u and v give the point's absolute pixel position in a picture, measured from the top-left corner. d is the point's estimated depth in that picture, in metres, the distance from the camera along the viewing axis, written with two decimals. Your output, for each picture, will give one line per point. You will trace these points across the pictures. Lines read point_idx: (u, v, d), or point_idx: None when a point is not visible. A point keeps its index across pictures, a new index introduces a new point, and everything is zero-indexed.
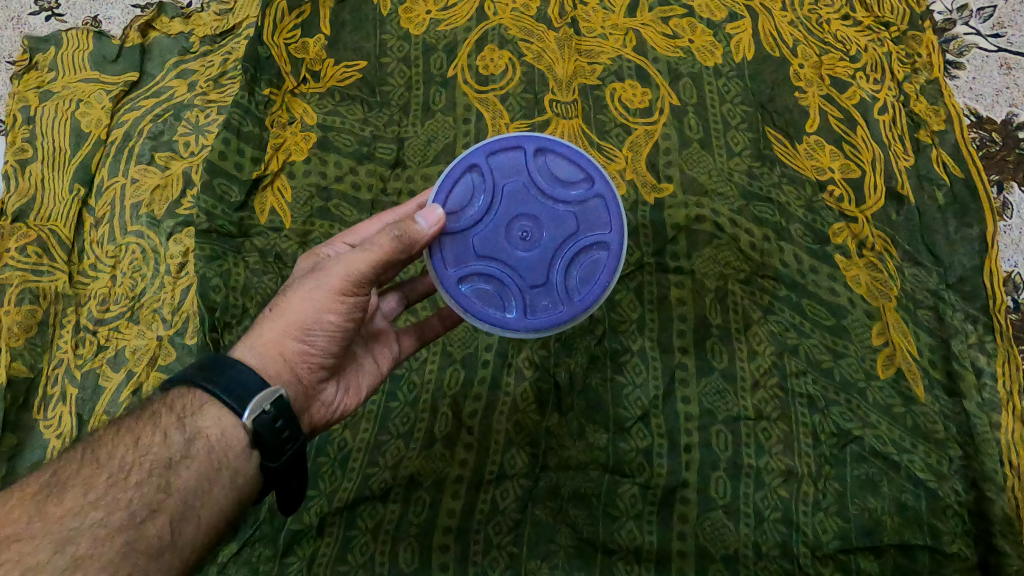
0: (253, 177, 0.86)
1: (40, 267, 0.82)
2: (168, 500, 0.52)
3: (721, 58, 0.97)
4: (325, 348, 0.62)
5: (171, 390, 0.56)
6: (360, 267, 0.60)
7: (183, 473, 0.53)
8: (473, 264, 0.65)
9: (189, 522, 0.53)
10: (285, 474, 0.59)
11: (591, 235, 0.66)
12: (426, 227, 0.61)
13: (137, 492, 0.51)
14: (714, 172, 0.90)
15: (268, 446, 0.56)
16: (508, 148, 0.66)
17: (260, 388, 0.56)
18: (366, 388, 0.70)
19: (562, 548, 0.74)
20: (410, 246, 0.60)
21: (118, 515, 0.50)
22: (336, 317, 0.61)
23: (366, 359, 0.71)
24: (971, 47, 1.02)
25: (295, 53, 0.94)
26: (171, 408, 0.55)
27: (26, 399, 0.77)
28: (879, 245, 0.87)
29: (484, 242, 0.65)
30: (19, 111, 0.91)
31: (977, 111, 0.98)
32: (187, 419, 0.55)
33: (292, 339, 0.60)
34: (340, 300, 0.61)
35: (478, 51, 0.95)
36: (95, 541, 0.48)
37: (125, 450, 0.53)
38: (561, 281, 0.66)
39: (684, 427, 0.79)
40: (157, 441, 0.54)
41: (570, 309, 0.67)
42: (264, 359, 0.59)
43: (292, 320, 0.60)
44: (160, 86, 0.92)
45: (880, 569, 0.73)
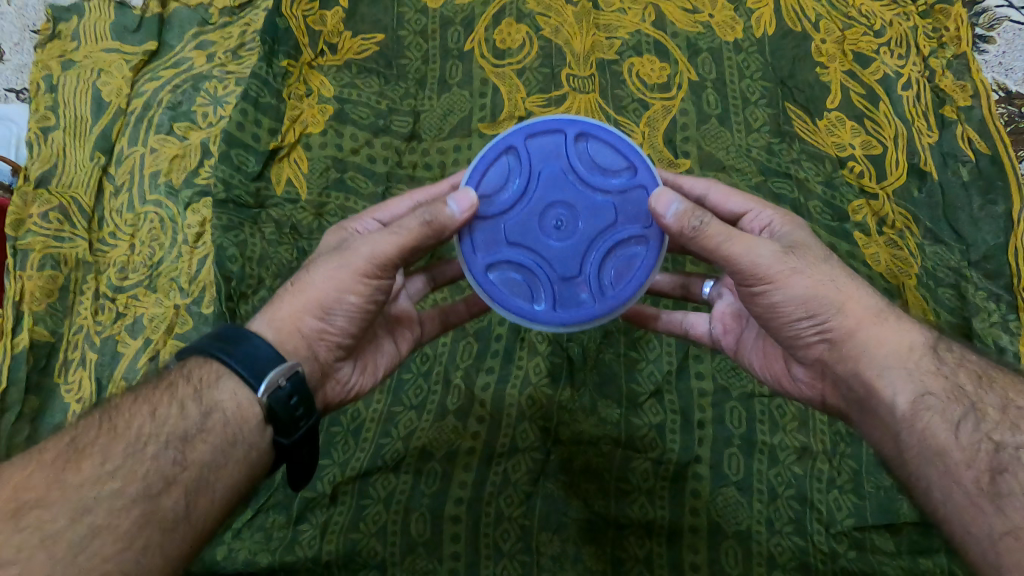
0: (270, 148, 0.86)
1: (61, 234, 0.82)
2: (183, 474, 0.50)
3: (742, 33, 0.96)
4: (345, 329, 0.59)
5: (188, 360, 0.55)
6: (386, 247, 0.57)
7: (199, 446, 0.51)
8: (504, 250, 0.61)
9: (203, 497, 0.50)
10: (296, 452, 0.56)
11: (630, 229, 0.60)
12: (457, 212, 0.57)
13: (154, 463, 0.49)
14: (732, 148, 0.89)
15: (282, 423, 0.54)
16: (550, 131, 0.62)
17: (275, 360, 0.54)
18: (382, 369, 0.68)
19: (573, 521, 0.74)
20: (438, 231, 0.57)
21: (135, 487, 0.48)
22: (357, 298, 0.58)
23: (386, 342, 0.68)
24: (1002, 21, 1.05)
25: (312, 25, 0.94)
26: (189, 378, 0.54)
27: (46, 363, 0.78)
28: (899, 221, 0.85)
29: (516, 228, 0.61)
30: (42, 79, 0.91)
31: (1006, 86, 1.01)
32: (204, 391, 0.53)
33: (311, 316, 0.58)
34: (364, 281, 0.57)
35: (496, 25, 0.95)
36: (112, 512, 0.46)
37: (142, 421, 0.51)
38: (595, 275, 0.61)
39: (697, 403, 0.79)
40: (174, 413, 0.52)
41: (602, 305, 0.61)
42: (280, 334, 0.57)
43: (312, 297, 0.58)
44: (179, 57, 0.93)
45: (896, 547, 0.72)
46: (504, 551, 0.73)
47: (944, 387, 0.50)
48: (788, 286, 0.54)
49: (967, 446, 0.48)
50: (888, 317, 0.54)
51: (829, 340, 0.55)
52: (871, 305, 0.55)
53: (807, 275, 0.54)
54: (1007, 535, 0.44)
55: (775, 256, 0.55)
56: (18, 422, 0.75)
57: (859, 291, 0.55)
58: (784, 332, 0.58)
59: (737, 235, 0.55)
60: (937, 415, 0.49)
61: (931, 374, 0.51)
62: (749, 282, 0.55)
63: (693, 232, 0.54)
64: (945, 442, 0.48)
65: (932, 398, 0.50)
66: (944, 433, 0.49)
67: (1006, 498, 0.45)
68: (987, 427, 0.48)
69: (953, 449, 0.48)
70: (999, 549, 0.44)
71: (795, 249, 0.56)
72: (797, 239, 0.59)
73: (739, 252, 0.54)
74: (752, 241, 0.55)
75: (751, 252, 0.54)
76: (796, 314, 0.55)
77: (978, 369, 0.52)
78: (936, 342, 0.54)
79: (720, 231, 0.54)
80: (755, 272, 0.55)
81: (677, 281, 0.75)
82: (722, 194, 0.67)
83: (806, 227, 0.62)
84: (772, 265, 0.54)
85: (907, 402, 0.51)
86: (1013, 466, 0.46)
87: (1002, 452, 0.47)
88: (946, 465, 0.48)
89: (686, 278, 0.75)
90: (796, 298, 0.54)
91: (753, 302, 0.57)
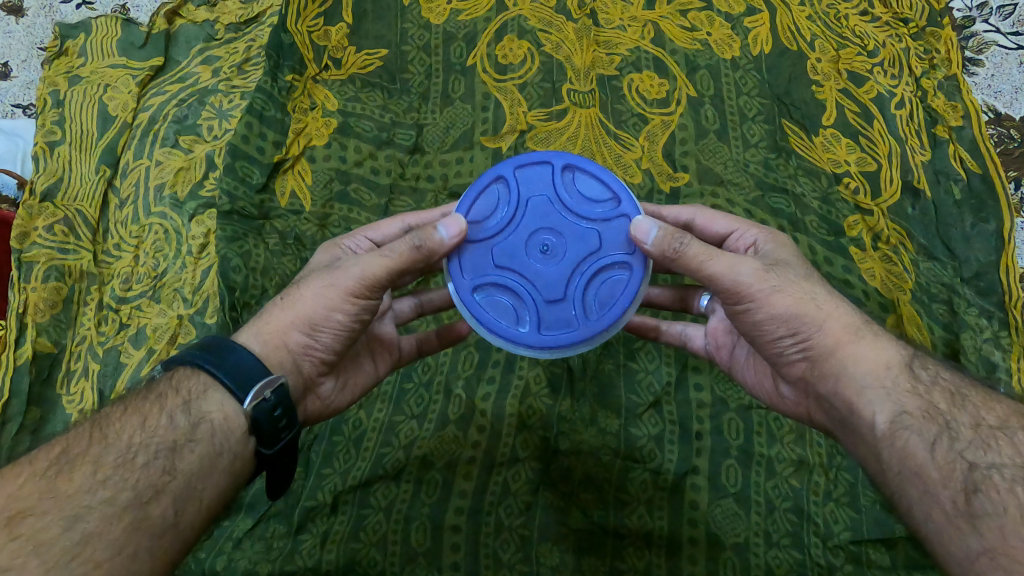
0: (275, 160, 0.87)
1: (66, 246, 0.83)
2: (172, 483, 0.50)
3: (740, 51, 0.97)
4: (331, 346, 0.60)
5: (177, 370, 0.56)
6: (375, 273, 0.58)
7: (188, 456, 0.51)
8: (489, 273, 0.61)
9: (190, 504, 0.51)
10: (277, 462, 0.58)
11: (613, 254, 0.61)
12: (446, 236, 0.58)
13: (144, 472, 0.49)
14: (730, 162, 0.90)
15: (264, 433, 0.55)
16: (537, 163, 0.63)
17: (261, 374, 0.55)
18: (361, 387, 0.69)
19: (573, 532, 0.74)
20: (425, 255, 0.58)
21: (126, 495, 0.48)
22: (344, 317, 0.59)
23: (369, 360, 0.70)
24: (991, 44, 1.07)
25: (317, 41, 0.96)
26: (177, 390, 0.54)
27: (49, 374, 0.78)
28: (894, 237, 0.86)
29: (504, 251, 0.61)
30: (49, 94, 0.92)
31: (996, 107, 1.03)
32: (193, 402, 0.54)
33: (299, 331, 0.59)
34: (351, 300, 0.58)
35: (497, 42, 0.96)
36: (103, 519, 0.46)
37: (132, 431, 0.52)
38: (579, 297, 0.60)
39: (695, 414, 0.80)
40: (163, 423, 0.52)
41: (586, 329, 0.60)
42: (267, 346, 0.58)
43: (300, 315, 0.59)
44: (185, 72, 0.94)
45: (891, 561, 0.73)
46: (504, 562, 0.73)
47: (919, 406, 0.51)
48: (770, 304, 0.56)
49: (942, 466, 0.48)
50: (867, 334, 0.55)
51: (811, 357, 0.56)
52: (850, 321, 0.56)
53: (788, 293, 0.56)
54: (984, 555, 0.43)
55: (756, 273, 0.56)
56: (21, 433, 0.75)
57: (839, 309, 0.56)
58: (769, 349, 0.60)
59: (717, 254, 0.56)
60: (915, 434, 0.50)
61: (908, 393, 0.52)
62: (733, 299, 0.57)
63: (674, 253, 0.56)
64: (922, 462, 0.48)
65: (908, 417, 0.51)
66: (921, 451, 0.49)
67: (981, 517, 0.45)
68: (960, 447, 0.48)
69: (930, 468, 0.48)
70: (976, 570, 0.44)
71: (775, 267, 0.58)
72: (780, 257, 0.61)
73: (720, 270, 0.56)
74: (734, 259, 0.56)
75: (733, 270, 0.56)
76: (779, 331, 0.56)
77: (952, 387, 0.53)
78: (913, 360, 0.54)
79: (701, 250, 0.55)
80: (738, 290, 0.56)
81: (676, 294, 0.76)
82: (710, 215, 0.69)
83: (792, 246, 0.64)
84: (753, 283, 0.56)
85: (886, 421, 0.51)
86: (986, 487, 0.46)
87: (976, 470, 0.47)
88: (924, 484, 0.48)
89: (685, 289, 0.76)
90: (778, 315, 0.56)
91: (738, 319, 0.59)
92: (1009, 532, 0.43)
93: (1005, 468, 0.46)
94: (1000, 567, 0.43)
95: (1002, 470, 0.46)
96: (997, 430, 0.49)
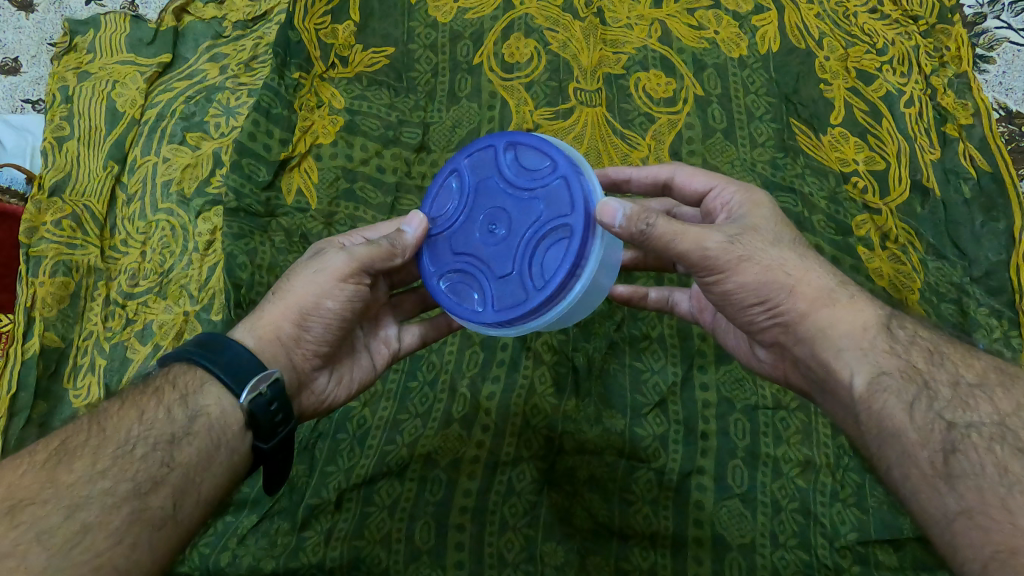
0: (281, 158, 0.87)
1: (73, 241, 0.83)
2: (170, 475, 0.50)
3: (747, 49, 0.97)
4: (322, 336, 0.61)
5: (173, 366, 0.56)
6: (360, 258, 0.59)
7: (186, 449, 0.52)
8: (450, 263, 0.60)
9: (188, 497, 0.51)
10: (274, 456, 0.58)
11: (559, 217, 0.56)
12: (410, 233, 0.60)
13: (143, 464, 0.49)
14: (737, 161, 0.89)
15: (261, 428, 0.55)
16: (482, 148, 0.61)
17: (257, 370, 0.55)
18: (357, 382, 0.68)
19: (578, 531, 0.74)
20: (400, 258, 0.60)
21: (125, 486, 0.48)
22: (334, 304, 0.60)
23: (365, 353, 0.69)
24: (1002, 41, 1.06)
25: (324, 38, 0.96)
26: (174, 384, 0.54)
27: (56, 368, 0.78)
28: (902, 237, 0.86)
29: (459, 239, 0.60)
30: (58, 90, 0.93)
31: (1006, 105, 1.02)
32: (190, 396, 0.54)
33: (290, 322, 0.60)
34: (340, 286, 0.60)
35: (504, 40, 0.96)
36: (103, 510, 0.46)
37: (130, 424, 0.52)
38: (526, 266, 0.56)
39: (701, 414, 0.80)
40: (161, 417, 0.52)
41: (536, 297, 0.56)
42: (261, 341, 0.59)
43: (292, 304, 0.60)
44: (193, 69, 0.94)
45: (900, 563, 0.72)
46: (508, 561, 0.73)
47: (898, 367, 0.51)
48: (739, 273, 0.55)
49: (921, 427, 0.48)
50: (842, 296, 0.55)
51: (782, 322, 0.57)
52: (823, 285, 0.56)
53: (755, 261, 0.55)
54: (961, 515, 0.44)
55: (723, 245, 0.55)
56: (27, 428, 0.75)
57: (811, 273, 0.56)
58: (740, 315, 0.60)
59: (684, 230, 0.54)
60: (892, 396, 0.50)
61: (885, 354, 0.52)
62: (703, 271, 0.56)
63: (642, 234, 0.53)
64: (900, 424, 0.49)
65: (887, 378, 0.51)
66: (899, 413, 0.49)
67: (959, 477, 0.45)
68: (939, 406, 0.49)
69: (908, 429, 0.48)
70: (954, 529, 0.44)
71: (742, 234, 0.57)
72: (752, 220, 0.59)
73: (687, 247, 0.54)
74: (700, 232, 0.54)
75: (700, 244, 0.54)
76: (750, 300, 0.56)
77: (931, 346, 0.53)
78: (890, 319, 0.55)
79: (669, 229, 0.53)
80: (707, 263, 0.55)
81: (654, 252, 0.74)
82: (688, 174, 0.68)
83: (768, 203, 0.62)
84: (720, 255, 0.55)
85: (863, 383, 0.51)
86: (964, 447, 0.46)
87: (954, 430, 0.47)
88: (903, 447, 0.48)
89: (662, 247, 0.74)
90: (747, 284, 0.55)
91: (707, 290, 0.58)
92: (986, 493, 0.44)
93: (983, 427, 0.47)
94: (977, 526, 0.43)
95: (981, 429, 0.47)
96: (975, 387, 0.50)
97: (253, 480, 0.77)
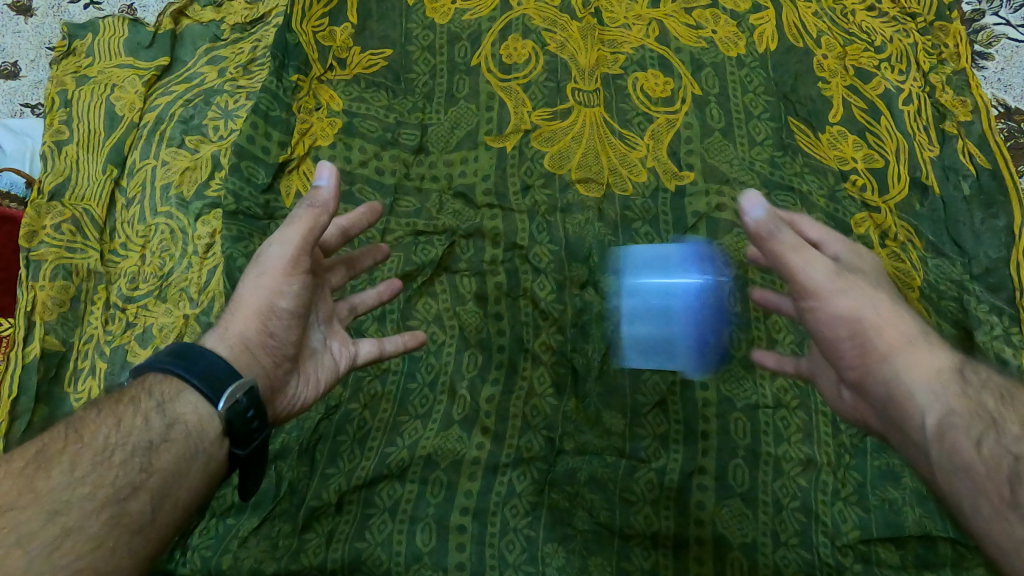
0: (280, 161, 0.87)
1: (73, 245, 0.83)
2: (149, 480, 0.50)
3: (745, 48, 0.97)
4: (285, 338, 0.62)
5: (149, 375, 0.56)
6: (295, 244, 0.62)
7: (164, 455, 0.52)
8: (659, 335, 0.75)
9: (167, 502, 0.51)
10: (249, 463, 0.58)
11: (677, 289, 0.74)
12: (325, 183, 0.63)
13: (121, 470, 0.49)
14: (735, 160, 0.90)
15: (238, 433, 0.56)
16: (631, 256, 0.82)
17: (233, 378, 0.56)
18: (325, 383, 0.68)
19: (579, 532, 0.74)
20: (326, 215, 0.63)
21: (104, 491, 0.48)
22: (287, 299, 0.62)
23: (327, 356, 0.68)
24: (1000, 38, 1.06)
25: (321, 40, 0.96)
26: (150, 394, 0.54)
27: (57, 372, 0.78)
28: (902, 234, 0.86)
29: (641, 317, 0.76)
30: (57, 94, 0.93)
31: (1005, 101, 1.02)
32: (166, 405, 0.54)
33: (252, 325, 0.61)
34: (286, 279, 0.62)
35: (502, 41, 0.96)
36: (83, 514, 0.46)
37: (107, 430, 0.51)
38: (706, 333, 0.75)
39: (701, 414, 0.79)
40: (138, 424, 0.52)
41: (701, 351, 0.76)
42: (233, 350, 0.59)
43: (248, 307, 0.61)
44: (191, 73, 0.94)
45: (903, 561, 0.72)
46: (509, 562, 0.73)
47: (969, 406, 0.50)
48: (834, 303, 0.57)
49: (988, 459, 0.47)
50: (924, 342, 0.55)
51: (865, 361, 0.57)
52: (907, 330, 0.56)
53: (850, 296, 0.57)
54: None
55: (828, 275, 0.58)
56: (28, 431, 0.75)
57: (899, 317, 0.56)
58: (829, 353, 0.60)
59: (800, 248, 0.58)
60: (961, 432, 0.49)
61: (957, 395, 0.51)
62: (802, 295, 0.58)
63: (769, 236, 0.57)
64: (968, 458, 0.48)
65: (955, 416, 0.50)
66: (966, 448, 0.48)
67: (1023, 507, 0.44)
68: (1007, 441, 0.47)
69: (976, 462, 0.47)
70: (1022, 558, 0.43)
71: (849, 273, 0.59)
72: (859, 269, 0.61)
73: (798, 264, 0.57)
74: (812, 257, 0.58)
75: (808, 266, 0.57)
76: (840, 333, 0.57)
77: (1004, 391, 0.52)
78: (968, 366, 0.54)
79: (791, 240, 0.57)
80: (810, 287, 0.57)
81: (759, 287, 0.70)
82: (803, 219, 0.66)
83: (875, 263, 0.64)
84: (823, 282, 0.57)
85: (934, 420, 0.51)
86: None
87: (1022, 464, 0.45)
88: (972, 480, 0.47)
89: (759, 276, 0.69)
90: (839, 315, 0.57)
91: (805, 319, 0.60)
92: None
93: None
94: None
95: None
96: None
97: None
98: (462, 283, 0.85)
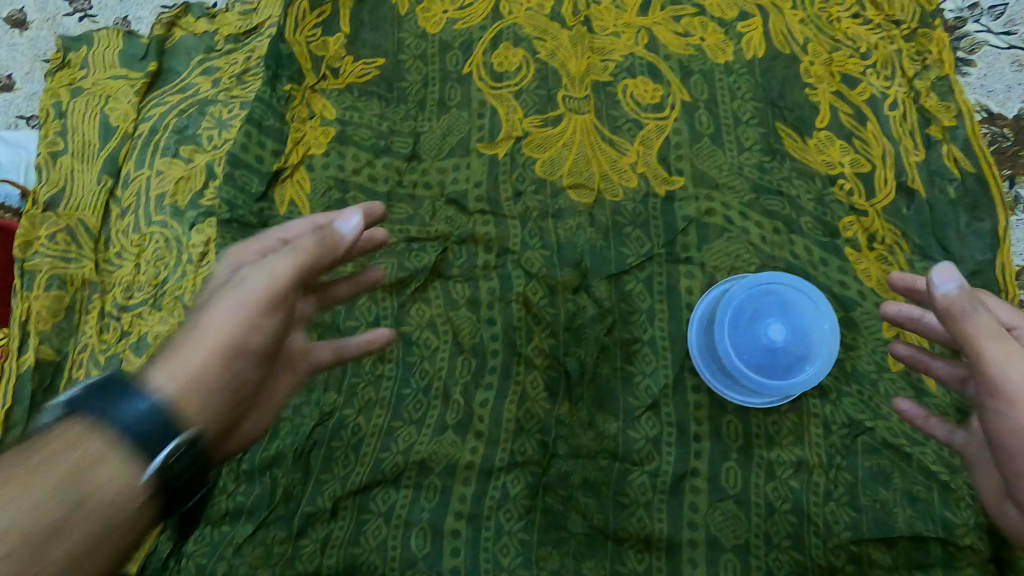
0: (274, 169, 0.88)
1: (68, 254, 0.84)
2: (90, 496, 0.43)
3: (733, 56, 0.98)
4: (251, 374, 0.57)
5: (64, 423, 0.45)
6: (281, 272, 0.57)
7: (103, 472, 0.43)
8: (791, 379, 0.78)
9: (117, 522, 0.44)
10: (180, 500, 0.49)
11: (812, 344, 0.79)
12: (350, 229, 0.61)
13: (70, 475, 0.42)
14: (725, 166, 0.91)
15: (175, 488, 0.47)
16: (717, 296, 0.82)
17: (186, 422, 0.48)
18: (273, 413, 0.65)
19: (573, 535, 0.76)
20: (330, 250, 0.60)
21: (53, 501, 0.41)
22: (261, 338, 0.56)
23: (281, 378, 0.65)
24: (982, 45, 1.07)
25: (315, 51, 0.96)
26: (53, 457, 0.42)
27: (51, 381, 0.79)
28: (889, 238, 0.88)
29: (770, 362, 0.79)
30: (51, 106, 0.94)
31: (989, 107, 1.04)
32: (81, 468, 0.43)
33: (210, 359, 0.52)
34: (261, 313, 0.56)
35: (493, 49, 0.97)
36: (33, 514, 0.40)
37: (55, 445, 0.43)
38: (790, 379, 0.78)
39: (693, 416, 0.80)
40: (86, 433, 0.44)
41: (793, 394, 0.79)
42: (183, 390, 0.49)
43: (207, 340, 0.53)
44: (187, 83, 0.94)
45: (893, 561, 0.73)
46: (504, 566, 0.74)
47: None
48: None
49: None
50: None
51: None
52: None
53: None
54: None
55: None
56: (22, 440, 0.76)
57: None
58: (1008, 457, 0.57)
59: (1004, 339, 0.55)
60: None
61: None
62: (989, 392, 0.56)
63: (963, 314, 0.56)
64: None
65: None
66: None
67: None
68: None
69: None
70: None
71: None
72: None
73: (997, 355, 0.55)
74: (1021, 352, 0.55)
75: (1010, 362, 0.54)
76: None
77: None
78: None
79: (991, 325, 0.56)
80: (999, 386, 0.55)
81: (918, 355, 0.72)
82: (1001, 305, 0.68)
83: None
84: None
85: None
86: None
87: None
88: None
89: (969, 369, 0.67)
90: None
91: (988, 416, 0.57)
92: None
93: None
94: None
95: None
96: None
97: (248, 487, 0.75)
98: (456, 289, 0.86)
